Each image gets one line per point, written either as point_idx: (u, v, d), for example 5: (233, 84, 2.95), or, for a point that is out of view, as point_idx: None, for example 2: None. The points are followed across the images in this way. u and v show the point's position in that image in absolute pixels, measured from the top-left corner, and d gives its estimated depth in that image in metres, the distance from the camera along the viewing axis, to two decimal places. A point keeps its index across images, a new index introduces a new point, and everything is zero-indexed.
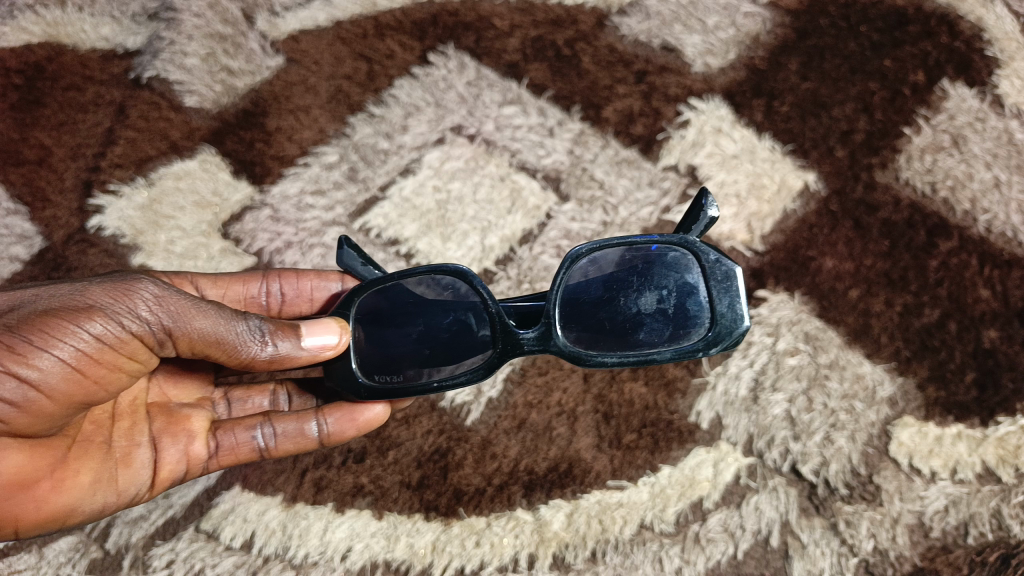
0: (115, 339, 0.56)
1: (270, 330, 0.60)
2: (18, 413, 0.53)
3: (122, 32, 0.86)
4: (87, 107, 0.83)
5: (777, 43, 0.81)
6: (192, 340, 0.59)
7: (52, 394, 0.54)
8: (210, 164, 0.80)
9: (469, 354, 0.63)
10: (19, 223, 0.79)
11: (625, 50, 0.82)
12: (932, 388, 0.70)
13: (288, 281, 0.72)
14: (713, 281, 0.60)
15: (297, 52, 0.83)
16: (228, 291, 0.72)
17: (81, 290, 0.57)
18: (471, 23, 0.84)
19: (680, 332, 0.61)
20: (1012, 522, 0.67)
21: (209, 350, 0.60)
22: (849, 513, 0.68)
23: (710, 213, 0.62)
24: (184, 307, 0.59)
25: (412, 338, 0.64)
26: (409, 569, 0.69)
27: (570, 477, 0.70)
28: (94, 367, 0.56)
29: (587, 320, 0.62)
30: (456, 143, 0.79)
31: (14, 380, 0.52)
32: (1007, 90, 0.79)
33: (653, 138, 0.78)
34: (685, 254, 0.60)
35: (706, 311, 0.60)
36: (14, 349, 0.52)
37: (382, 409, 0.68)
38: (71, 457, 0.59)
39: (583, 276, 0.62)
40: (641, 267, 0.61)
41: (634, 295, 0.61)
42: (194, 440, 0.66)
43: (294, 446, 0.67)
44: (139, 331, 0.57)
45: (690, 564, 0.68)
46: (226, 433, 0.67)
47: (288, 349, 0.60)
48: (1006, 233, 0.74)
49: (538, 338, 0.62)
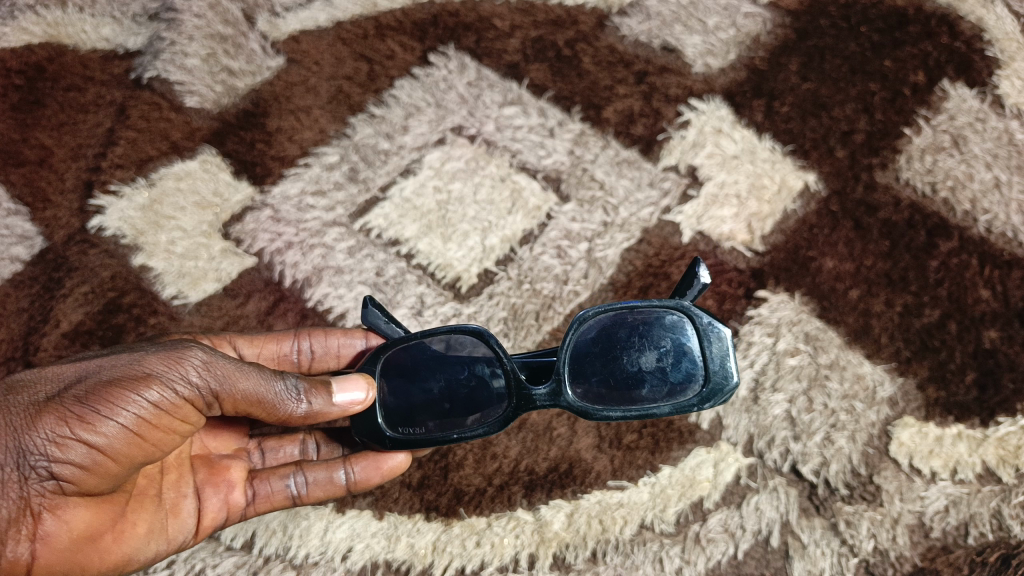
0: (170, 405, 0.56)
1: (304, 388, 0.60)
2: (84, 474, 0.54)
3: (123, 33, 0.87)
4: (87, 108, 0.83)
5: (777, 43, 0.81)
6: (237, 401, 0.59)
7: (115, 457, 0.55)
8: (211, 164, 0.80)
9: (488, 406, 0.63)
10: (19, 223, 0.79)
11: (625, 50, 0.82)
12: (932, 388, 0.70)
13: (317, 338, 0.71)
14: (706, 341, 0.60)
15: (298, 52, 0.84)
16: (264, 351, 0.71)
17: (139, 355, 0.57)
18: (472, 23, 0.84)
19: (679, 388, 0.61)
20: (1012, 522, 0.67)
21: (252, 408, 0.60)
22: (849, 513, 0.68)
23: (702, 279, 0.62)
24: (233, 370, 0.58)
25: (434, 392, 0.64)
26: (409, 569, 0.69)
27: (571, 477, 0.70)
28: (152, 431, 0.56)
29: (596, 375, 0.62)
30: (456, 143, 0.79)
31: (81, 446, 0.53)
32: (1008, 91, 0.79)
33: (653, 138, 0.78)
34: (681, 317, 0.60)
35: (700, 368, 0.61)
36: (81, 416, 0.53)
37: (401, 459, 0.67)
38: (129, 510, 0.59)
39: (589, 336, 0.62)
40: (642, 327, 0.61)
41: (635, 353, 0.61)
42: (234, 489, 0.66)
43: (324, 493, 0.67)
44: (190, 395, 0.57)
45: (690, 564, 0.68)
46: (263, 481, 0.67)
47: (320, 406, 0.60)
48: (1006, 234, 0.74)
49: (550, 393, 0.62)
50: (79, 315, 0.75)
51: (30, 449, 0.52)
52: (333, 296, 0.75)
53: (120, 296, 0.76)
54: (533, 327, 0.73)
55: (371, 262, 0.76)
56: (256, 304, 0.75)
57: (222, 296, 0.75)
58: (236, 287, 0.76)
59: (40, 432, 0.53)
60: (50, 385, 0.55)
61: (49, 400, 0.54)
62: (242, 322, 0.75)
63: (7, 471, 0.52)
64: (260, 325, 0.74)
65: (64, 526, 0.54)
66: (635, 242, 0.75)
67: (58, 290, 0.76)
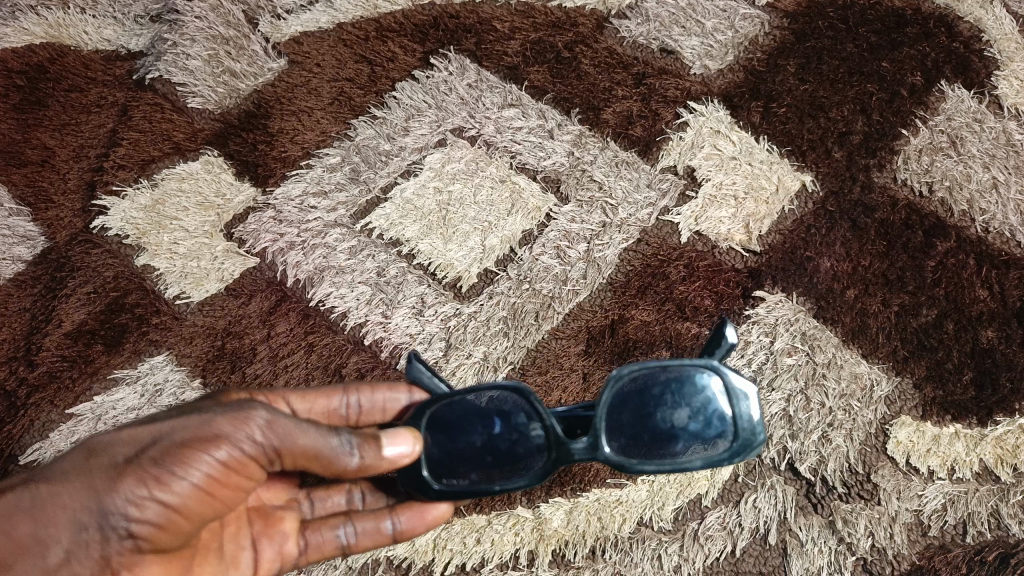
0: (237, 464, 0.52)
1: (358, 441, 0.54)
2: (158, 533, 0.50)
3: (125, 35, 0.88)
4: (90, 109, 0.84)
5: (775, 45, 0.82)
6: (296, 457, 0.53)
7: (187, 515, 0.51)
8: (213, 164, 0.81)
9: (530, 458, 0.58)
10: (22, 223, 0.80)
11: (624, 53, 0.83)
12: (930, 387, 0.71)
13: (365, 392, 0.64)
14: (733, 398, 0.54)
15: (300, 54, 0.84)
16: (315, 407, 0.63)
17: (210, 414, 0.53)
18: (472, 25, 0.85)
19: (712, 442, 0.56)
20: (1010, 521, 0.68)
21: (311, 465, 0.54)
22: (847, 511, 0.69)
23: (728, 340, 0.57)
24: (297, 427, 0.53)
25: (475, 445, 0.58)
26: (410, 566, 0.69)
27: (570, 475, 0.70)
28: (221, 488, 0.52)
29: (631, 429, 0.56)
30: (457, 145, 0.80)
31: (156, 505, 0.49)
32: (1005, 91, 0.79)
33: (652, 139, 0.79)
34: (710, 376, 0.55)
35: (728, 424, 0.55)
36: (152, 475, 0.49)
37: (446, 506, 0.63)
38: (194, 563, 0.56)
39: (626, 393, 0.56)
40: (674, 384, 0.56)
41: (667, 409, 0.56)
42: (288, 540, 0.61)
43: (373, 543, 0.62)
44: (254, 453, 0.52)
45: (689, 562, 0.69)
46: (314, 531, 0.62)
47: (372, 459, 0.54)
48: (1003, 234, 0.75)
49: (589, 447, 0.56)
50: (81, 314, 0.76)
51: (108, 510, 0.49)
52: (334, 296, 0.75)
53: (123, 295, 0.76)
54: (533, 327, 0.74)
55: (372, 262, 0.76)
56: (258, 303, 0.75)
57: (225, 295, 0.76)
58: (238, 287, 0.76)
59: (117, 493, 0.49)
60: (124, 447, 0.51)
61: (126, 462, 0.50)
62: (244, 321, 0.75)
63: (87, 532, 0.49)
64: (262, 324, 0.75)
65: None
66: (633, 243, 0.76)
67: (60, 290, 0.77)
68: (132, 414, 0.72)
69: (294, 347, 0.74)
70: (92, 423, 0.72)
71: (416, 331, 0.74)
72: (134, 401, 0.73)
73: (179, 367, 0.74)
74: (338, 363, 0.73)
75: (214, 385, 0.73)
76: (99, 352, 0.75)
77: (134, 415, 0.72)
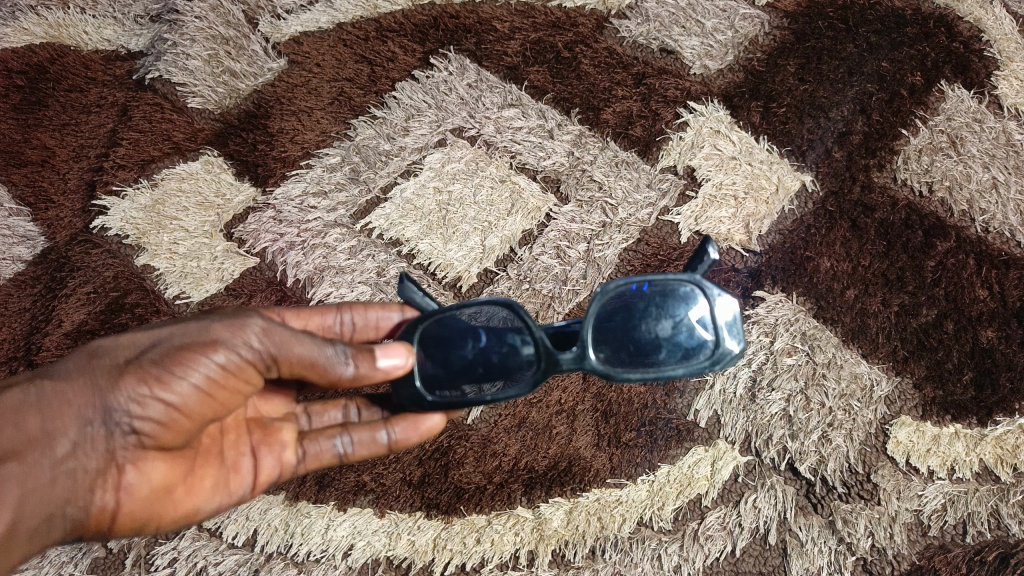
0: (237, 367, 0.51)
1: (353, 352, 0.54)
2: (160, 431, 0.51)
3: (125, 35, 0.88)
4: (90, 108, 0.84)
5: (775, 45, 0.82)
6: (294, 365, 0.53)
7: (188, 414, 0.51)
8: (213, 164, 0.81)
9: (519, 369, 0.56)
10: (21, 223, 0.80)
11: (624, 53, 0.83)
12: (930, 387, 0.71)
13: (358, 309, 0.64)
14: (717, 311, 0.54)
15: (300, 54, 0.84)
16: (309, 324, 0.63)
17: (208, 321, 0.53)
18: (472, 25, 0.85)
19: (693, 351, 0.55)
20: (1010, 521, 0.68)
21: (307, 373, 0.54)
22: (847, 511, 0.69)
23: (710, 255, 0.55)
24: (293, 334, 0.53)
25: (467, 358, 0.57)
26: (410, 566, 0.69)
27: (570, 475, 0.70)
28: (221, 390, 0.52)
29: (615, 340, 0.56)
30: (456, 145, 0.80)
31: (159, 404, 0.50)
32: (1005, 91, 0.79)
33: (652, 140, 0.79)
34: (693, 288, 0.54)
35: (710, 334, 0.54)
36: (153, 374, 0.50)
37: (441, 418, 0.61)
38: (197, 465, 0.55)
39: (611, 306, 0.55)
40: (658, 298, 0.55)
41: (650, 321, 0.55)
42: (286, 450, 0.60)
43: (369, 452, 0.60)
44: (252, 359, 0.52)
45: (689, 562, 0.69)
46: (312, 442, 0.60)
47: (366, 370, 0.54)
48: (1003, 234, 0.75)
49: (577, 357, 0.54)
50: (82, 314, 0.76)
51: (112, 406, 0.49)
52: (334, 295, 0.75)
53: (123, 295, 0.76)
54: None
55: (372, 262, 0.76)
56: (258, 303, 0.75)
57: (225, 295, 0.76)
58: (238, 286, 0.76)
59: (121, 391, 0.49)
60: (125, 350, 0.52)
61: (127, 363, 0.51)
62: None
63: (93, 427, 0.50)
64: None
65: (141, 479, 0.52)
66: (634, 245, 0.76)
67: (60, 290, 0.77)
68: None
69: None
70: None
71: None
72: None
73: None
74: None
75: None
76: None
77: None
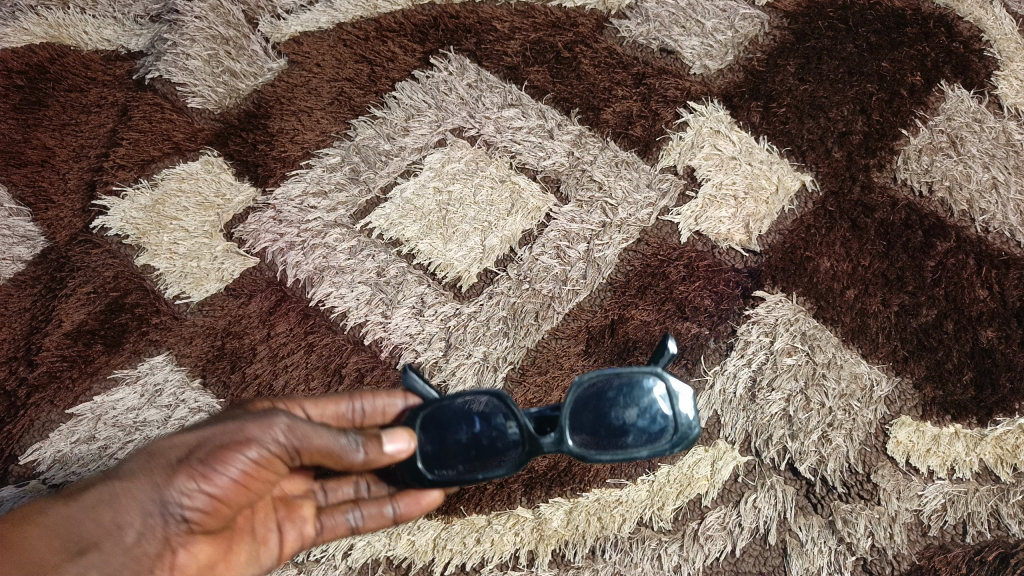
0: (268, 460, 0.53)
1: (364, 439, 0.54)
2: (206, 518, 0.53)
3: (125, 35, 0.88)
4: (90, 108, 0.84)
5: (775, 45, 0.82)
6: (314, 454, 0.54)
7: (227, 502, 0.53)
8: (213, 164, 0.81)
9: (506, 452, 0.58)
10: (20, 223, 0.80)
11: (624, 53, 0.83)
12: (930, 387, 0.71)
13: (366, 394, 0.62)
14: (678, 400, 0.57)
15: (300, 54, 0.84)
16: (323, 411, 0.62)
17: (242, 417, 0.54)
18: (472, 25, 0.85)
19: (656, 435, 0.58)
20: (1010, 521, 0.68)
21: (325, 460, 0.55)
22: (847, 511, 0.69)
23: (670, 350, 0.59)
24: (314, 428, 0.54)
25: (461, 441, 0.58)
26: (410, 566, 0.69)
27: (570, 475, 0.70)
28: (254, 479, 0.54)
29: (591, 424, 0.58)
30: (457, 145, 0.80)
31: (203, 495, 0.52)
32: (1006, 91, 0.79)
33: (652, 140, 0.79)
34: (655, 380, 0.57)
35: (671, 420, 0.58)
36: (195, 469, 0.52)
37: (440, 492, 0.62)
38: (234, 544, 0.58)
39: (588, 395, 0.57)
40: (626, 386, 0.57)
41: (618, 409, 0.57)
42: (306, 524, 0.62)
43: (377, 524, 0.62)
44: (280, 452, 0.53)
45: (689, 562, 0.69)
46: (329, 516, 0.62)
47: (374, 455, 0.54)
48: (1003, 234, 0.75)
49: (557, 441, 0.57)
50: (81, 314, 0.76)
51: (165, 499, 0.52)
52: (334, 296, 0.75)
53: (123, 295, 0.76)
54: (533, 327, 0.74)
55: (372, 262, 0.76)
56: (257, 303, 0.75)
57: (225, 295, 0.76)
58: (238, 286, 0.76)
59: (172, 486, 0.52)
60: (176, 448, 0.54)
61: (178, 459, 0.52)
62: (244, 322, 0.75)
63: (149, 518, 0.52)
64: (262, 324, 0.75)
65: (189, 562, 0.54)
66: (635, 244, 0.76)
67: (60, 290, 0.77)
68: (132, 414, 0.73)
69: (293, 347, 0.74)
70: (92, 423, 0.73)
71: (416, 331, 0.74)
72: (134, 401, 0.73)
73: (178, 367, 0.74)
74: (338, 363, 0.73)
75: (214, 385, 0.73)
76: (99, 352, 0.75)
77: (135, 415, 0.73)
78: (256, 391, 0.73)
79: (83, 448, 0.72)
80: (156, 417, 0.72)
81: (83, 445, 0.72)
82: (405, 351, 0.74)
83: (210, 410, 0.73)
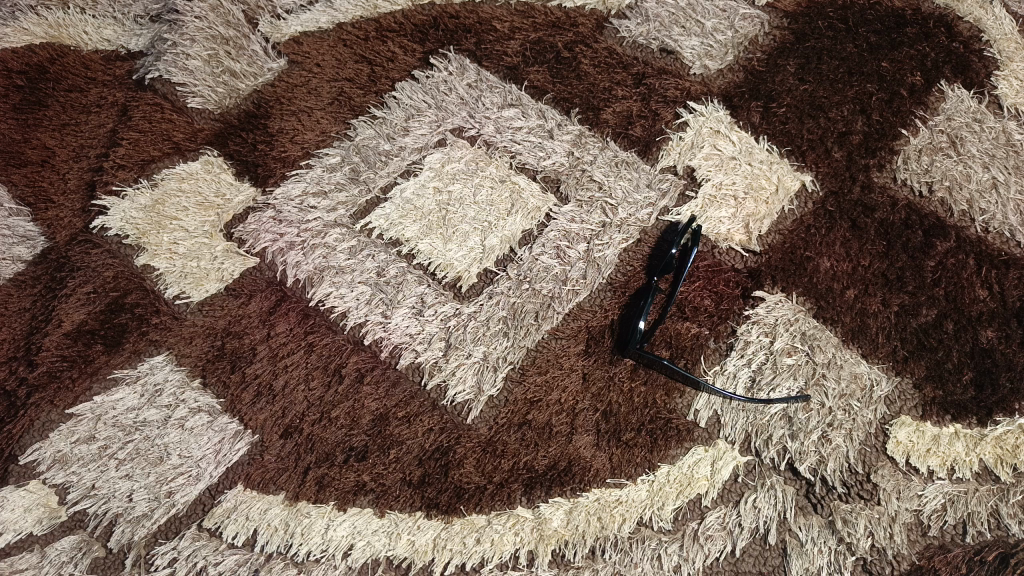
0: (286, 381, 0.73)
1: (351, 368, 0.73)
2: (257, 422, 0.72)
3: (125, 35, 0.89)
4: (90, 108, 0.84)
5: (775, 45, 0.82)
6: (313, 372, 0.73)
7: (263, 412, 0.72)
8: (213, 164, 0.81)
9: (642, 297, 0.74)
10: (20, 223, 0.80)
11: (624, 53, 0.83)
12: (930, 387, 0.71)
13: (330, 351, 0.74)
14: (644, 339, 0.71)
15: (300, 54, 0.85)
16: (313, 366, 0.73)
17: (249, 367, 0.73)
18: (472, 25, 0.85)
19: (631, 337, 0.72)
20: (1010, 521, 0.68)
21: (321, 378, 0.73)
22: (847, 511, 0.69)
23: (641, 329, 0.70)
24: (303, 358, 0.73)
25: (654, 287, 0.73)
26: (410, 566, 0.69)
27: (570, 475, 0.70)
28: (279, 395, 0.72)
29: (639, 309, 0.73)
30: (456, 145, 0.80)
31: (247, 408, 0.72)
32: (1006, 91, 0.79)
33: (652, 140, 0.79)
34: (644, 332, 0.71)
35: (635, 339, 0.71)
36: (240, 395, 0.73)
37: (433, 442, 0.71)
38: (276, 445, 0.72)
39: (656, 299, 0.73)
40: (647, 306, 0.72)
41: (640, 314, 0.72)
42: (320, 446, 0.71)
43: (376, 454, 0.71)
44: (291, 374, 0.73)
45: (689, 562, 0.68)
46: (334, 442, 0.71)
47: (369, 378, 0.73)
48: (1003, 233, 0.75)
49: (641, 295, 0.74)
50: (81, 314, 0.76)
51: (230, 416, 0.72)
52: (333, 296, 0.75)
53: (123, 295, 0.76)
54: (533, 327, 0.74)
55: (372, 262, 0.76)
56: (257, 303, 0.76)
57: (225, 295, 0.76)
58: (238, 286, 0.77)
59: (231, 407, 0.73)
60: (210, 394, 0.73)
61: (222, 396, 0.73)
62: (243, 321, 0.75)
63: (222, 433, 0.72)
64: (262, 324, 0.75)
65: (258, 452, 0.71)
66: (654, 222, 0.77)
67: (59, 290, 0.77)
68: (132, 414, 0.73)
69: (293, 347, 0.74)
70: (92, 423, 0.73)
71: (416, 332, 0.74)
72: (134, 401, 0.73)
73: (178, 367, 0.74)
74: (338, 363, 0.73)
75: (214, 385, 0.73)
76: (99, 352, 0.75)
77: (135, 415, 0.72)
78: (256, 391, 0.73)
79: (83, 448, 0.72)
80: (156, 417, 0.72)
81: (84, 444, 0.72)
82: (405, 351, 0.74)
83: (210, 410, 0.73)
